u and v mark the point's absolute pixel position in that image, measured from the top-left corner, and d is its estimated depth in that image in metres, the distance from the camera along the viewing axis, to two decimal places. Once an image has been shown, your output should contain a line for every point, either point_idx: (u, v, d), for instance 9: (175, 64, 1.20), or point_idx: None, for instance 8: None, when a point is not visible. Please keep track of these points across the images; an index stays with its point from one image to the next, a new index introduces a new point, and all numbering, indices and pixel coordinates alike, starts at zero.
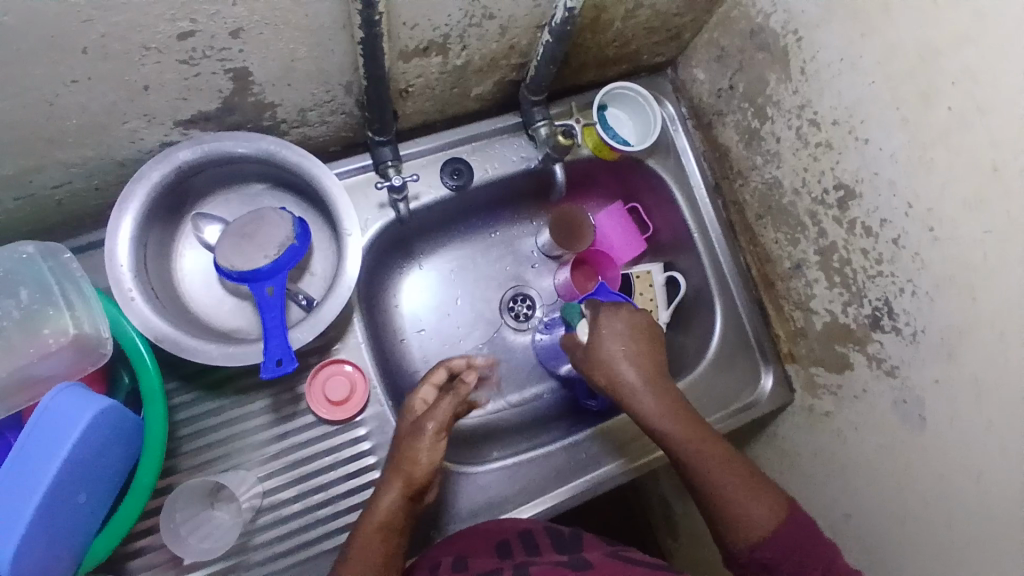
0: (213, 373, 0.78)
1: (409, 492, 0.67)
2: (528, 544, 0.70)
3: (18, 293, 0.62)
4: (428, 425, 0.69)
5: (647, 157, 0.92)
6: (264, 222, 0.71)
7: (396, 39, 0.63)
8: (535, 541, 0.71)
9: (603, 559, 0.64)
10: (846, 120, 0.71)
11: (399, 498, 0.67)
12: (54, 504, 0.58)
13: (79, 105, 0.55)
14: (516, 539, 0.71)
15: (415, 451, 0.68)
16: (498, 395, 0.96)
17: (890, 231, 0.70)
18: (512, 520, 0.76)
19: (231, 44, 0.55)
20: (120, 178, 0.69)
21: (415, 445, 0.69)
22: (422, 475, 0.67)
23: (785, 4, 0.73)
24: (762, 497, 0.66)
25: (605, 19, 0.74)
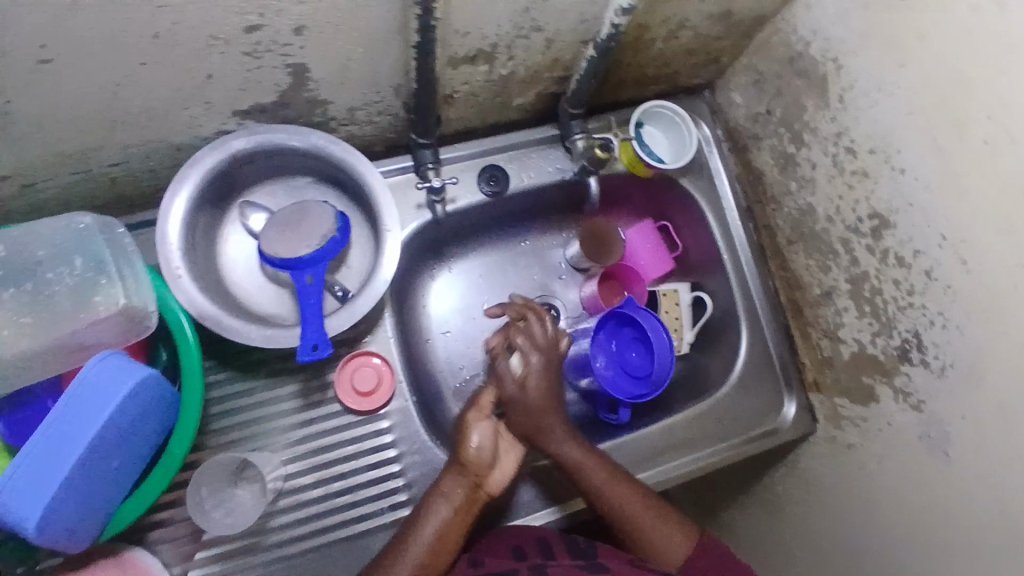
0: (245, 356, 0.80)
1: (467, 475, 0.74)
2: (543, 550, 0.72)
3: (74, 262, 0.65)
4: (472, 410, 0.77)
5: (681, 177, 0.93)
6: (308, 213, 0.75)
7: (448, 46, 0.66)
8: (549, 548, 0.73)
9: (623, 567, 0.67)
10: (882, 150, 0.72)
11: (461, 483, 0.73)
12: (90, 465, 0.61)
13: (144, 88, 0.59)
14: (532, 544, 0.74)
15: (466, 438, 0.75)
16: None
17: (924, 262, 0.70)
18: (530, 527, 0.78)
19: (293, 40, 0.58)
20: (175, 161, 0.73)
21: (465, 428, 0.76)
22: (475, 454, 0.74)
23: (824, 33, 0.74)
24: (675, 526, 0.74)
25: (648, 38, 0.76)
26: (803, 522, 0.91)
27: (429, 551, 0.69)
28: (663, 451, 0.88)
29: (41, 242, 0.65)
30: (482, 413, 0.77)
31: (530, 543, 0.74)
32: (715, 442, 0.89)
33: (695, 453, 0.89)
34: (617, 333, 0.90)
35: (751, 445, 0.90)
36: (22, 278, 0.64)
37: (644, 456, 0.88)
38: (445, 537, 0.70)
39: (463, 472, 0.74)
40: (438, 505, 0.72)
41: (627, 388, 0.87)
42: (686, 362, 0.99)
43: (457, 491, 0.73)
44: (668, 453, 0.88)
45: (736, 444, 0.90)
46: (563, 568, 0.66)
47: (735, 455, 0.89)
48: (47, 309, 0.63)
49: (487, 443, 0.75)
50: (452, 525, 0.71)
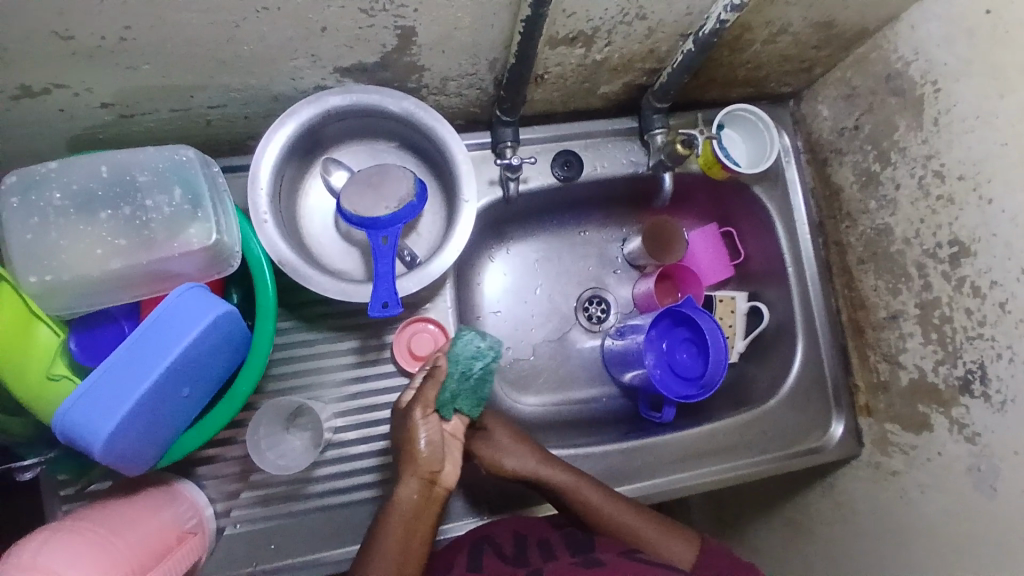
0: (309, 308, 0.83)
1: (422, 479, 0.72)
2: (544, 548, 0.74)
3: (172, 193, 0.68)
4: (416, 409, 0.72)
5: (755, 184, 0.92)
6: (389, 176, 0.76)
7: (551, 25, 0.66)
8: (551, 546, 0.75)
9: (618, 560, 0.70)
10: (973, 177, 0.71)
11: (416, 486, 0.71)
12: (160, 391, 0.63)
13: (260, 34, 0.61)
14: (532, 539, 0.76)
15: (412, 446, 0.72)
16: (562, 389, 0.98)
17: (1000, 293, 0.69)
18: (529, 519, 0.80)
19: (409, 3, 0.59)
20: (270, 110, 0.75)
21: (408, 430, 0.72)
22: (426, 457, 0.71)
23: (930, 52, 0.73)
24: (673, 535, 0.78)
25: (747, 38, 0.75)
26: (832, 543, 0.91)
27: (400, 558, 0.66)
28: (703, 455, 0.88)
29: (141, 166, 0.68)
30: (429, 409, 0.73)
31: (529, 539, 0.76)
32: (756, 453, 0.89)
33: (735, 462, 0.88)
34: (670, 333, 0.90)
35: (792, 460, 0.89)
36: (120, 201, 0.67)
37: (681, 458, 0.88)
38: (409, 547, 0.67)
39: (417, 475, 0.71)
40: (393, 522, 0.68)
41: (675, 388, 0.87)
42: (733, 370, 0.99)
43: (412, 497, 0.71)
44: (707, 457, 0.88)
45: (777, 457, 0.89)
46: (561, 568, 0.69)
47: (774, 468, 0.88)
48: (140, 234, 0.66)
49: (436, 439, 0.73)
50: (409, 536, 0.68)
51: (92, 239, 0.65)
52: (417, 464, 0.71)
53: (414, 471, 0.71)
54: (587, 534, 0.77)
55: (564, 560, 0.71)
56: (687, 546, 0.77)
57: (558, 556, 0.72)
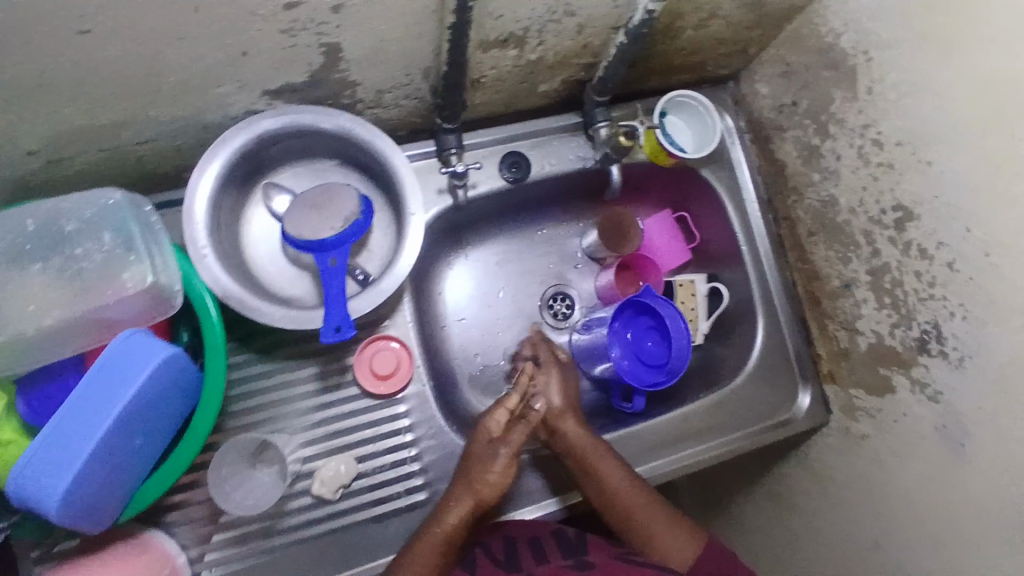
0: (266, 338, 0.80)
1: (475, 511, 0.72)
2: (537, 549, 0.74)
3: (102, 238, 0.65)
4: (506, 450, 0.75)
5: (702, 167, 0.93)
6: (333, 195, 0.74)
7: (481, 29, 0.65)
8: (543, 546, 0.75)
9: (611, 562, 0.70)
10: (910, 143, 0.72)
11: (467, 516, 0.72)
12: (112, 443, 0.61)
13: (179, 64, 0.58)
14: (524, 540, 0.76)
15: (484, 473, 0.74)
16: None
17: (947, 254, 0.70)
18: (524, 524, 0.79)
19: (331, 19, 0.58)
20: (202, 140, 0.72)
21: (489, 468, 0.74)
22: (490, 495, 0.73)
23: (857, 24, 0.74)
24: (674, 534, 0.73)
25: (679, 25, 0.76)
26: (812, 512, 0.93)
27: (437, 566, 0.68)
28: (677, 441, 0.89)
29: (68, 214, 0.65)
30: None
31: (521, 540, 0.76)
32: (730, 432, 0.90)
33: (709, 443, 0.89)
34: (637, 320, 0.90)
35: (765, 435, 0.90)
36: (51, 253, 0.64)
37: (656, 446, 0.88)
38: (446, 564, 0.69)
39: (473, 508, 0.72)
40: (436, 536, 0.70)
41: (643, 377, 0.88)
42: (701, 352, 1.00)
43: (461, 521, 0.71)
44: (680, 442, 0.89)
45: (750, 434, 0.90)
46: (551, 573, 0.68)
47: (749, 445, 0.90)
48: (75, 284, 0.63)
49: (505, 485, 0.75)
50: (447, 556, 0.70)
51: (24, 295, 0.61)
52: (479, 493, 0.73)
53: (472, 503, 0.72)
54: (576, 530, 0.78)
55: (556, 564, 0.70)
56: (682, 553, 0.72)
57: (549, 558, 0.72)
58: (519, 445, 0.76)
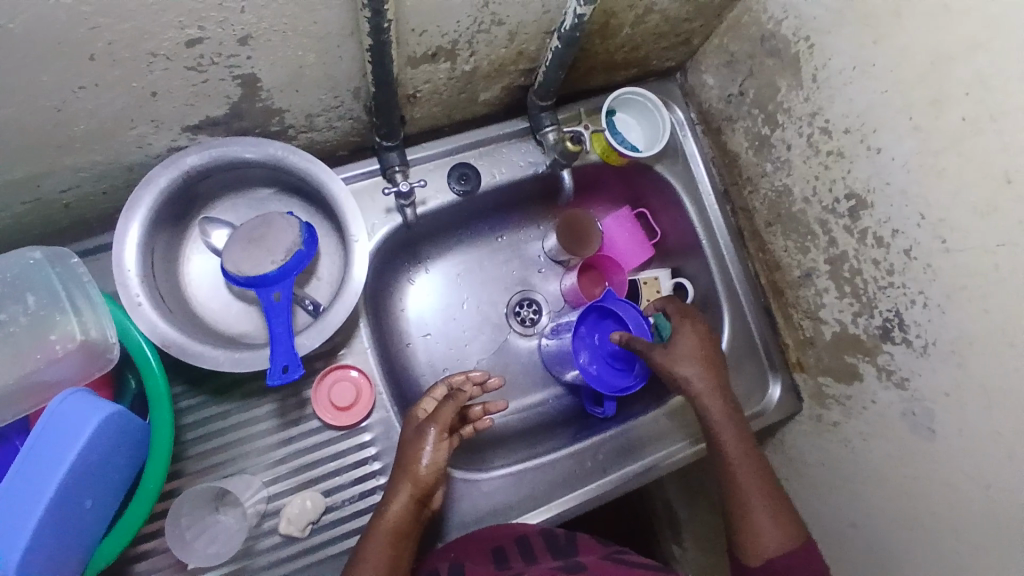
0: (220, 377, 0.78)
1: (415, 497, 0.71)
2: (526, 550, 0.71)
3: (25, 299, 0.62)
4: (431, 427, 0.73)
5: (656, 163, 0.91)
6: (272, 227, 0.71)
7: (404, 46, 0.63)
8: (532, 547, 0.72)
9: (601, 564, 0.67)
10: (858, 129, 0.70)
11: (409, 501, 0.71)
12: (62, 508, 0.58)
13: (87, 111, 0.55)
14: (511, 543, 0.72)
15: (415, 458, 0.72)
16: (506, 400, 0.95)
17: (903, 241, 0.69)
18: (508, 526, 0.75)
19: (240, 51, 0.55)
20: (129, 182, 0.69)
21: (418, 448, 0.72)
22: (428, 476, 0.72)
23: (795, 11, 0.72)
24: (778, 520, 0.73)
25: (615, 24, 0.73)
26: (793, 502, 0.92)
27: (388, 560, 0.68)
28: (652, 442, 0.87)
29: None
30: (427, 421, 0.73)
31: (509, 543, 0.72)
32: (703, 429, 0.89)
33: (685, 441, 0.88)
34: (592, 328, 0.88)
35: None
36: None
37: (630, 449, 0.87)
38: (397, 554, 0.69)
39: (414, 496, 0.71)
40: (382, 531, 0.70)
41: (612, 381, 0.84)
42: None
43: (404, 510, 0.71)
44: (654, 443, 0.87)
45: None
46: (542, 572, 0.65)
47: None
48: (4, 349, 0.61)
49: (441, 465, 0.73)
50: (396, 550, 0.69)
51: None
52: (415, 481, 0.71)
53: (408, 493, 0.71)
54: (567, 535, 0.74)
55: (546, 565, 0.67)
56: (785, 536, 0.72)
57: (540, 559, 0.69)
58: (448, 421, 0.74)
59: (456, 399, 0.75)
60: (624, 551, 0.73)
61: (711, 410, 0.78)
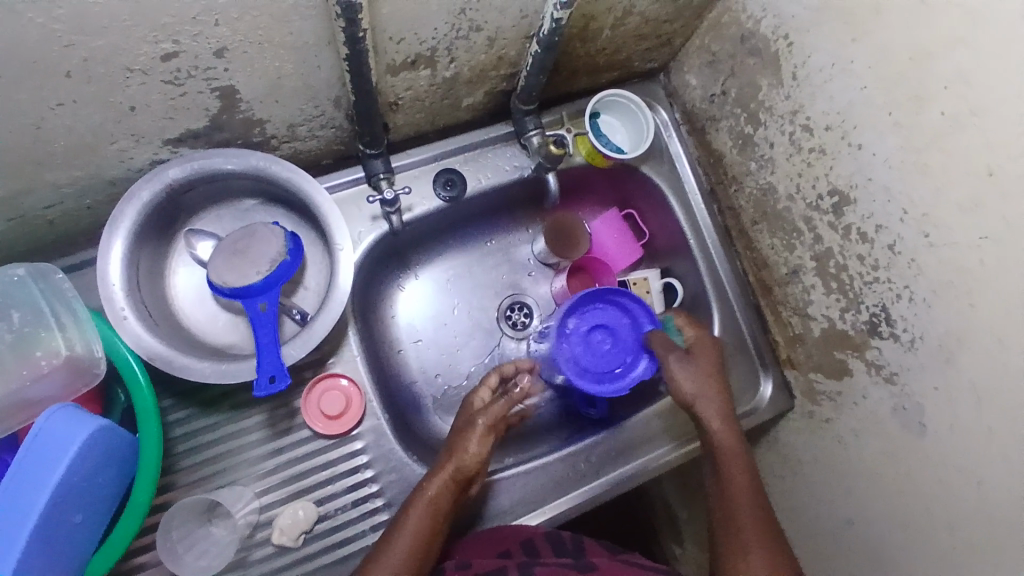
0: (209, 389, 0.78)
1: (456, 479, 0.72)
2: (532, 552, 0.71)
3: (10, 316, 0.62)
4: (479, 420, 0.75)
5: (641, 164, 0.91)
6: (256, 237, 0.71)
7: (383, 54, 0.63)
8: (537, 549, 0.72)
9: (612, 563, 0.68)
10: (839, 125, 0.70)
11: (447, 484, 0.71)
12: (49, 526, 0.58)
13: (64, 128, 0.55)
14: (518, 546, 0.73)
15: (463, 445, 0.74)
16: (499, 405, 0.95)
17: (887, 236, 0.69)
18: (514, 530, 0.76)
19: (217, 63, 0.55)
20: (111, 196, 0.69)
21: (465, 438, 0.74)
22: (472, 463, 0.72)
23: (774, 10, 0.72)
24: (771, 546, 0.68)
25: (594, 27, 0.74)
26: (787, 500, 0.92)
27: (411, 550, 0.66)
28: (644, 444, 0.87)
29: None
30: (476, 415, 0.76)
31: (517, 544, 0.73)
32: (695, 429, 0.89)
33: (678, 442, 0.87)
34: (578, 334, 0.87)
35: None
36: None
37: (623, 451, 0.87)
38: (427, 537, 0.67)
39: (453, 478, 0.72)
40: (421, 502, 0.69)
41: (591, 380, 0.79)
42: None
43: (442, 491, 0.71)
44: (646, 444, 0.87)
45: None
46: (549, 566, 0.66)
47: None
48: None
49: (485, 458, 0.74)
50: (432, 522, 0.68)
51: None
52: (459, 463, 0.72)
53: (451, 471, 0.72)
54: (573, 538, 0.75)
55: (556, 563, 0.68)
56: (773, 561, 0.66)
57: (545, 557, 0.69)
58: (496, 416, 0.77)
59: (491, 407, 0.77)
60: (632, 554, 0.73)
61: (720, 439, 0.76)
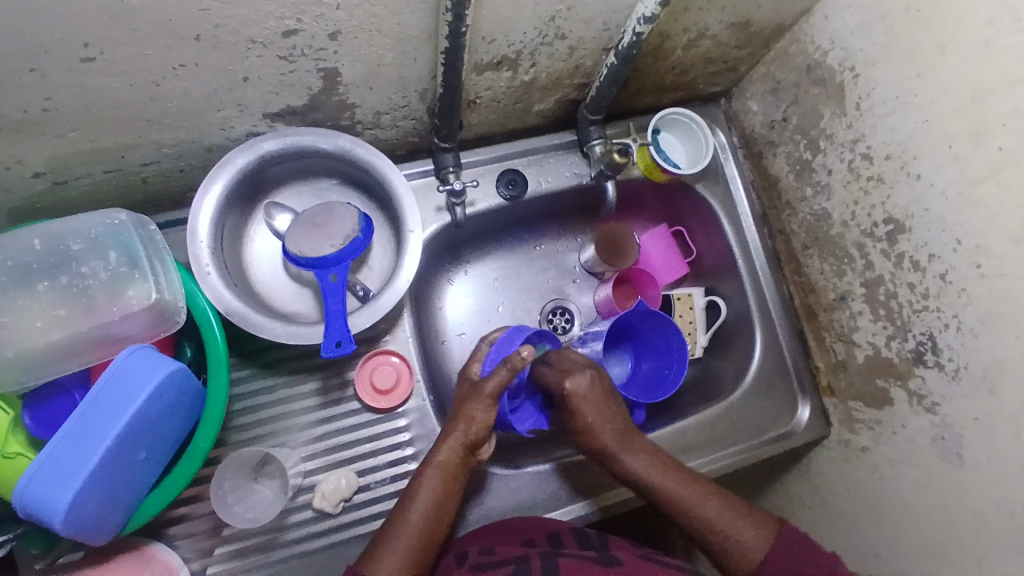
0: (269, 353, 0.82)
1: (463, 445, 0.72)
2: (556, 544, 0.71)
3: (107, 256, 0.68)
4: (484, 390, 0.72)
5: (696, 183, 0.95)
6: (333, 214, 0.76)
7: (474, 52, 0.68)
8: (562, 542, 0.72)
9: (637, 560, 0.66)
10: (899, 156, 0.73)
11: (457, 450, 0.72)
12: (115, 459, 0.62)
13: (182, 89, 0.61)
14: (543, 537, 0.73)
15: (470, 410, 0.72)
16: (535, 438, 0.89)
17: (939, 266, 0.70)
18: (542, 523, 0.76)
19: (328, 46, 0.61)
20: (205, 162, 0.74)
21: (471, 405, 0.73)
22: (476, 434, 0.72)
23: (842, 42, 0.76)
24: (750, 521, 0.68)
25: (668, 46, 0.78)
26: (816, 528, 0.92)
27: (422, 528, 0.67)
28: (678, 454, 0.88)
29: (75, 234, 0.68)
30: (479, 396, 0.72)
31: (541, 538, 0.72)
32: (729, 445, 0.89)
33: (708, 456, 0.89)
34: (619, 347, 0.93)
35: (764, 448, 0.90)
36: (57, 271, 0.66)
37: None
38: (438, 518, 0.69)
39: (461, 443, 0.72)
40: (433, 474, 0.71)
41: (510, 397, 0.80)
42: (700, 365, 1.00)
43: (451, 461, 0.72)
44: (679, 455, 0.88)
45: (750, 447, 0.90)
46: (572, 558, 0.65)
47: (749, 458, 0.89)
48: (80, 301, 0.66)
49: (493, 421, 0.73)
50: (446, 493, 0.70)
51: (31, 313, 0.65)
52: (468, 427, 0.72)
53: (458, 438, 0.72)
54: (599, 535, 0.74)
55: (579, 555, 0.66)
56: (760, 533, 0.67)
57: (570, 549, 0.69)
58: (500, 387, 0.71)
59: (497, 373, 0.71)
60: (662, 554, 0.71)
61: (627, 457, 0.72)
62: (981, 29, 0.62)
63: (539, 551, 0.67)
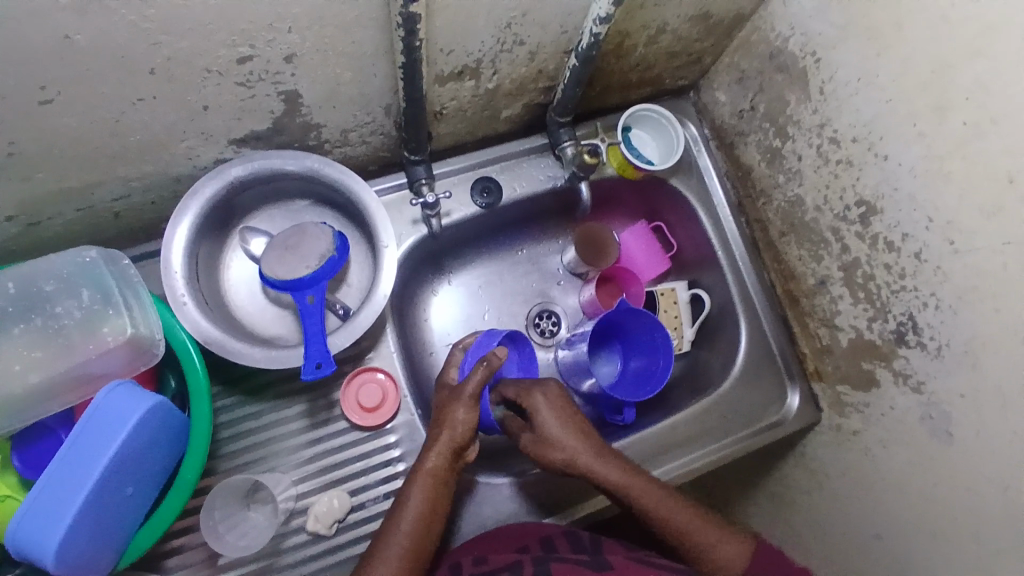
0: (254, 378, 0.82)
1: (451, 449, 0.71)
2: (549, 551, 0.70)
3: (81, 294, 0.68)
4: (467, 390, 0.72)
5: (671, 177, 0.95)
6: (307, 235, 0.76)
7: (434, 64, 0.68)
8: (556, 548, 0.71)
9: (628, 563, 0.65)
10: (866, 137, 0.73)
11: (445, 453, 0.71)
12: (100, 499, 0.61)
13: (143, 123, 0.61)
14: (537, 543, 0.72)
15: (454, 414, 0.72)
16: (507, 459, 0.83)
17: (913, 245, 0.70)
18: (534, 528, 0.76)
19: (285, 69, 0.61)
20: (175, 192, 0.74)
21: (454, 408, 0.72)
22: (463, 435, 0.71)
23: (802, 28, 0.76)
24: (724, 532, 0.70)
25: (629, 44, 0.78)
26: (815, 514, 0.92)
27: (414, 536, 0.67)
28: (670, 449, 0.88)
29: (46, 275, 0.68)
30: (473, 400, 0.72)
31: (534, 544, 0.72)
32: (720, 438, 0.89)
33: (701, 449, 0.88)
34: (607, 346, 0.93)
35: (756, 438, 0.90)
36: (31, 314, 0.66)
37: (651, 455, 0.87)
38: (428, 523, 0.68)
39: (449, 447, 0.71)
40: (423, 482, 0.70)
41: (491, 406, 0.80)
42: (688, 358, 1.00)
43: (441, 467, 0.70)
44: (671, 451, 0.88)
45: (742, 438, 0.90)
46: (564, 563, 0.65)
47: (743, 450, 0.89)
48: (57, 341, 0.66)
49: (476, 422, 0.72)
50: (437, 498, 0.70)
51: (11, 356, 0.65)
52: (452, 432, 0.71)
53: (446, 442, 0.71)
54: (592, 537, 0.74)
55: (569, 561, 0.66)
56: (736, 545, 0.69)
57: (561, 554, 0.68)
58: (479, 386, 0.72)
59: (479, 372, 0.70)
60: (651, 555, 0.71)
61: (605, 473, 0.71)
62: (935, 7, 0.62)
63: (531, 556, 0.67)
